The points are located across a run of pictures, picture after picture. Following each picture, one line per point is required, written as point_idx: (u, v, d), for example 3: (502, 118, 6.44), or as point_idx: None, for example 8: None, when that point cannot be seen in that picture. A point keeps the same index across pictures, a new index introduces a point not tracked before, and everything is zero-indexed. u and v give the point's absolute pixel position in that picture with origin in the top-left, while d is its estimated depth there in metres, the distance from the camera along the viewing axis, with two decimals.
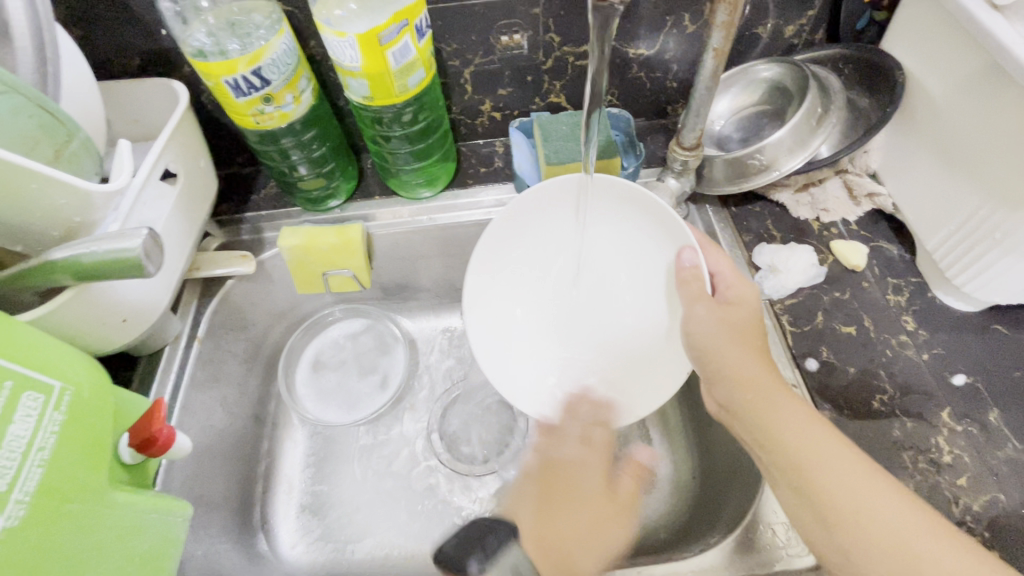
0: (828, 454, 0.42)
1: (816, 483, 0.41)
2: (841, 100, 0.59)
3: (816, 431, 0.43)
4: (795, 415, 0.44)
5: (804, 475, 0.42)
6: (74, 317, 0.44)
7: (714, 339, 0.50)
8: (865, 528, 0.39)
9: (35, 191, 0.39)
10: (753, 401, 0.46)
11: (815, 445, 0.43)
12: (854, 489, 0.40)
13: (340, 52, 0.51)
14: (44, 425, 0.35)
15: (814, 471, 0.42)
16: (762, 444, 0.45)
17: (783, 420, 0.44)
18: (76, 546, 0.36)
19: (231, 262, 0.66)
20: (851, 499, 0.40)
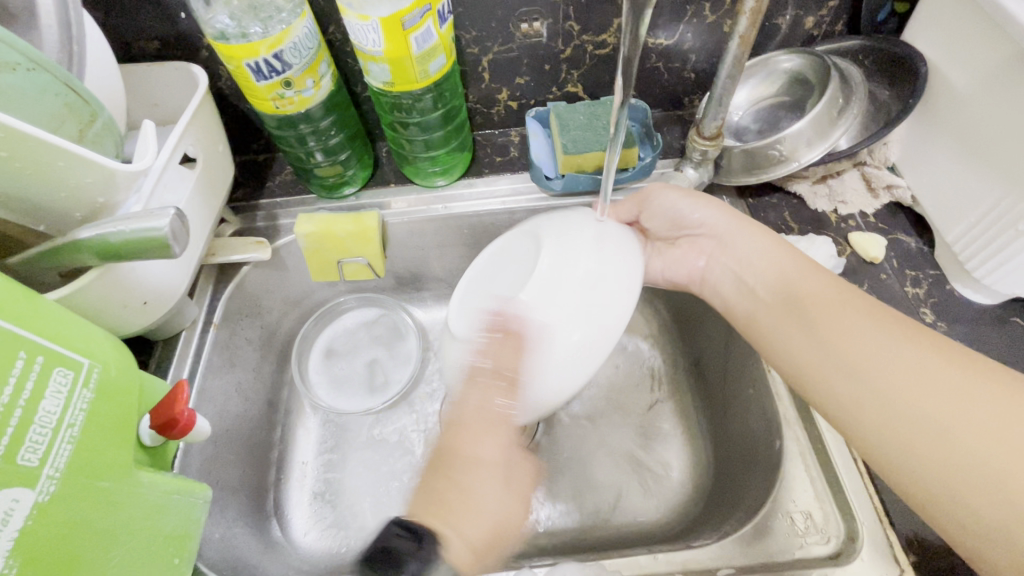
0: (881, 340, 0.42)
1: (870, 373, 0.41)
2: (863, 91, 0.58)
3: (864, 326, 0.44)
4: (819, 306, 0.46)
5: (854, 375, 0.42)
6: (98, 297, 0.44)
7: (779, 260, 0.51)
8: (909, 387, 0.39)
9: (61, 169, 0.39)
10: (813, 315, 0.46)
11: (875, 336, 0.43)
12: (935, 380, 0.39)
13: (363, 36, 0.51)
14: (73, 401, 0.35)
15: (878, 363, 0.41)
16: (816, 354, 0.45)
17: (836, 318, 0.45)
18: (104, 522, 0.36)
19: (247, 248, 0.65)
20: (905, 380, 0.40)
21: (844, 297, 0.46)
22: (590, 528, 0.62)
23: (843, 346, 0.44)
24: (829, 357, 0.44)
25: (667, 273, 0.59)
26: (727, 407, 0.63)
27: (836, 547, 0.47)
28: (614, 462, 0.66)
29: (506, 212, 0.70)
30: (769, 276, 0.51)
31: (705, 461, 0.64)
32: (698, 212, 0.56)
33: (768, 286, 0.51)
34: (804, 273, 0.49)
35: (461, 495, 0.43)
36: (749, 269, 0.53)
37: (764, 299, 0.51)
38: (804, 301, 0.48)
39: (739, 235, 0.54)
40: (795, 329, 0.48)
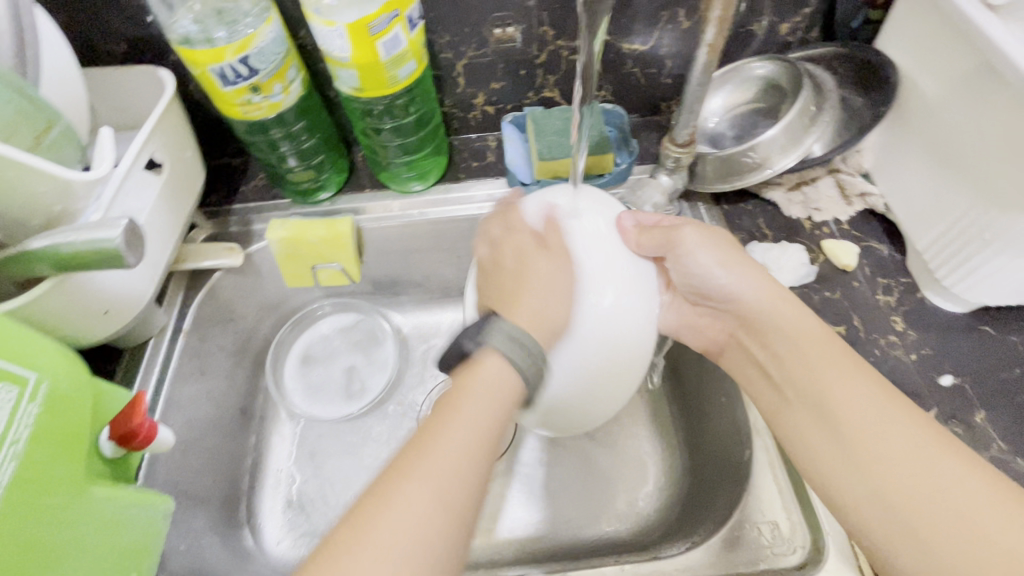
0: (918, 455, 0.38)
1: (891, 487, 0.38)
2: (835, 98, 0.59)
3: (857, 385, 0.42)
4: (821, 360, 0.45)
5: (834, 426, 0.42)
6: (55, 307, 0.44)
7: (811, 347, 0.46)
8: (874, 450, 0.39)
9: (13, 178, 0.38)
10: (810, 368, 0.46)
11: (907, 448, 0.38)
12: (907, 453, 0.38)
13: (330, 42, 0.50)
14: (18, 417, 0.34)
15: (908, 479, 0.37)
16: (808, 402, 0.45)
17: (865, 422, 0.41)
18: (53, 539, 0.35)
19: (218, 255, 0.65)
20: (881, 444, 0.39)
21: (882, 398, 0.41)
22: (564, 536, 0.62)
23: (869, 453, 0.40)
24: (838, 439, 0.42)
25: (686, 339, 0.59)
26: (702, 415, 0.62)
27: (802, 557, 0.47)
28: (590, 468, 0.66)
29: (482, 218, 0.70)
30: (798, 362, 0.47)
31: (680, 468, 0.64)
32: (727, 282, 0.52)
33: (794, 376, 0.47)
34: (839, 364, 0.44)
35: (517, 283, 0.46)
36: (780, 354, 0.48)
37: (791, 385, 0.47)
38: (833, 397, 0.43)
39: (775, 313, 0.50)
40: (823, 426, 0.43)
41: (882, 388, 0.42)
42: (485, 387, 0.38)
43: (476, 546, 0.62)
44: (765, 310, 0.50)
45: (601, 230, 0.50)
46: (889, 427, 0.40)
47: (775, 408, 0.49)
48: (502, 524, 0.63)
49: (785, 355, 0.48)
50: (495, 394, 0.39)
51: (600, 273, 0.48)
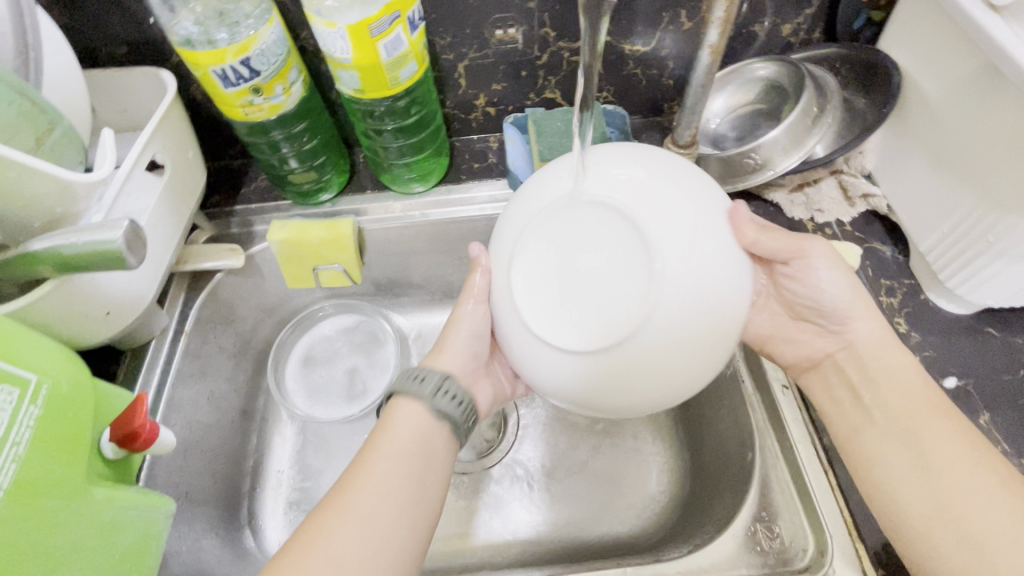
0: (998, 497, 0.38)
1: (968, 521, 0.38)
2: (837, 99, 0.58)
3: (952, 428, 0.42)
4: (914, 399, 0.44)
5: (922, 462, 0.41)
6: (55, 309, 0.44)
7: (898, 380, 0.45)
8: (963, 490, 0.39)
9: (14, 180, 0.38)
10: (901, 405, 0.44)
11: (989, 489, 0.39)
12: (996, 501, 0.38)
13: (331, 43, 0.50)
14: (18, 419, 0.34)
15: (988, 517, 0.38)
16: (896, 435, 0.43)
17: (954, 460, 0.40)
18: (51, 541, 0.35)
19: (220, 255, 0.65)
20: (966, 487, 0.39)
21: (969, 441, 0.41)
22: (566, 539, 0.62)
23: (952, 487, 0.40)
24: (922, 473, 0.41)
25: (779, 351, 0.54)
26: (704, 418, 0.62)
27: (806, 561, 0.46)
28: (592, 470, 0.66)
29: (484, 219, 0.70)
30: (880, 389, 0.46)
31: (683, 471, 0.64)
32: (838, 305, 0.48)
33: (876, 403, 0.46)
34: (926, 400, 0.44)
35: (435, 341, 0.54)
36: (870, 379, 0.47)
37: (871, 411, 0.46)
38: (923, 429, 0.42)
39: (867, 340, 0.48)
40: (904, 452, 0.43)
41: (965, 429, 0.42)
42: (406, 424, 0.46)
43: (478, 548, 0.62)
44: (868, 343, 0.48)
45: (628, 182, 0.41)
46: (980, 473, 0.39)
47: (854, 428, 0.47)
48: (504, 526, 0.63)
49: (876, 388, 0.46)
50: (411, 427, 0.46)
51: (664, 235, 0.39)
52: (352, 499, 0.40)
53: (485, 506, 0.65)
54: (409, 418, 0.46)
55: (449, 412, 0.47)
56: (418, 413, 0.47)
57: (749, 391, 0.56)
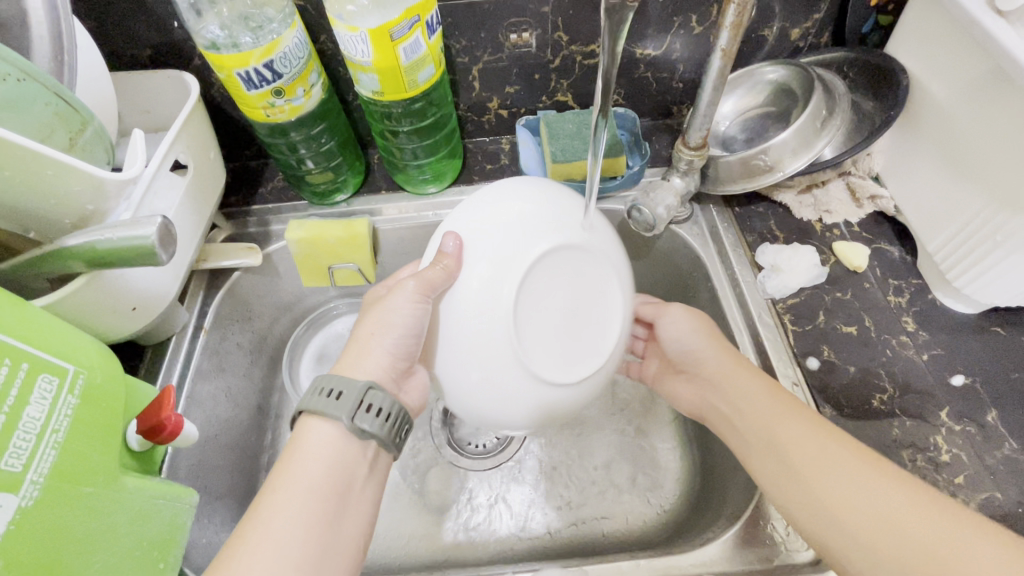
0: (852, 469, 0.41)
1: (841, 509, 0.40)
2: (846, 102, 0.59)
3: (793, 426, 0.45)
4: (758, 406, 0.48)
5: (783, 468, 0.44)
6: (87, 303, 0.45)
7: (746, 385, 0.49)
8: (815, 478, 0.42)
9: (51, 177, 0.39)
10: (750, 414, 0.48)
11: (847, 462, 0.42)
12: (849, 484, 0.41)
13: (352, 46, 0.51)
14: (58, 407, 0.36)
15: (852, 495, 0.40)
16: (772, 455, 0.45)
17: (808, 457, 0.43)
18: (86, 527, 0.36)
19: (237, 255, 0.65)
20: (822, 479, 0.42)
21: (815, 423, 0.44)
22: (576, 534, 0.63)
23: (819, 478, 0.42)
24: (791, 473, 0.44)
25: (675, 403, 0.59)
26: None
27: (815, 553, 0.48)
28: (602, 467, 0.67)
29: None
30: (738, 398, 0.50)
31: (691, 469, 0.65)
32: (690, 347, 0.55)
33: (741, 414, 0.49)
34: (773, 407, 0.47)
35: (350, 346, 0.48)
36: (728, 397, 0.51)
37: (740, 423, 0.49)
38: (779, 428, 0.45)
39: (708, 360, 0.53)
40: (776, 462, 0.45)
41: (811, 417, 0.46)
42: (313, 454, 0.42)
43: (490, 543, 0.63)
44: (709, 360, 0.53)
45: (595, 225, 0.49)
46: (827, 457, 0.42)
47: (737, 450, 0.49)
48: (515, 523, 0.64)
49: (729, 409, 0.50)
50: (324, 450, 0.42)
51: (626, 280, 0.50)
52: (241, 559, 0.36)
53: (497, 503, 0.65)
54: (316, 447, 0.42)
55: (371, 430, 0.43)
56: (329, 437, 0.43)
57: None
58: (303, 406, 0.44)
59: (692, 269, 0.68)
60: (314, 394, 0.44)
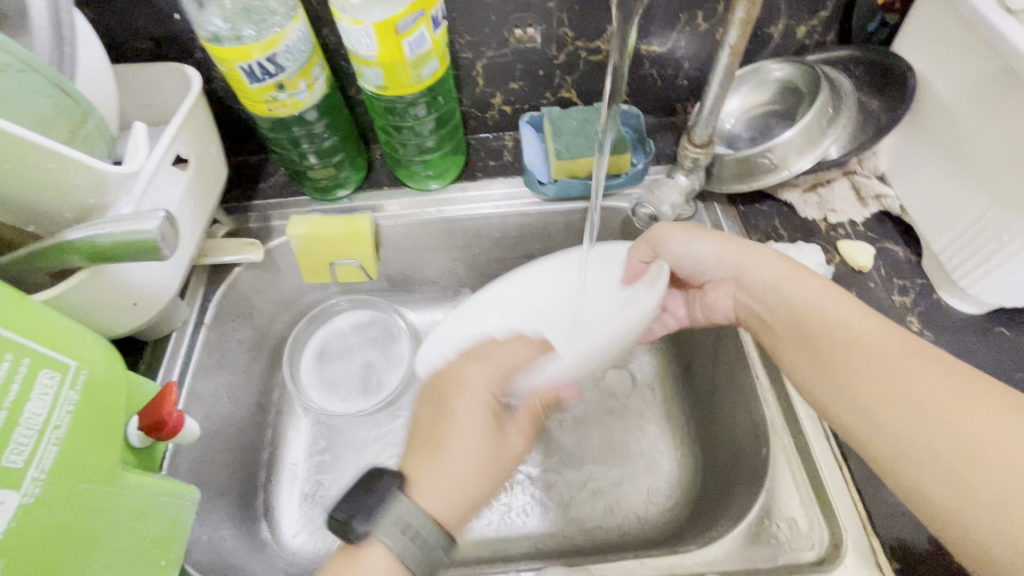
0: (907, 365, 0.40)
1: (881, 403, 0.40)
2: (852, 100, 0.59)
3: (852, 314, 0.45)
4: (795, 293, 0.48)
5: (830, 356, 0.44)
6: (87, 298, 0.44)
7: (795, 286, 0.48)
8: (854, 366, 0.42)
9: (52, 170, 0.39)
10: (787, 304, 0.48)
11: (894, 361, 0.40)
12: (898, 373, 0.40)
13: (356, 40, 0.51)
14: (60, 403, 0.35)
15: (901, 390, 0.39)
16: (805, 345, 0.46)
17: (860, 349, 0.42)
18: (89, 524, 0.36)
19: (239, 250, 0.65)
20: (874, 369, 0.41)
21: (866, 321, 0.44)
22: (578, 533, 0.63)
23: (859, 372, 0.42)
24: (828, 368, 0.44)
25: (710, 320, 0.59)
26: (716, 414, 0.63)
27: (820, 553, 0.47)
28: (605, 465, 0.66)
29: (499, 217, 0.71)
30: (778, 298, 0.49)
31: (694, 467, 0.65)
32: (699, 252, 0.54)
33: (785, 314, 0.49)
34: (818, 295, 0.47)
35: (433, 427, 0.46)
36: (770, 296, 0.50)
37: (779, 325, 0.49)
38: (828, 321, 0.45)
39: (746, 263, 0.52)
40: (812, 355, 0.46)
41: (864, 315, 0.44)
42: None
43: (492, 541, 0.63)
44: (714, 262, 0.54)
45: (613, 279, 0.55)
46: (880, 351, 0.42)
47: (782, 359, 0.49)
48: (517, 520, 0.64)
49: (762, 300, 0.51)
50: None
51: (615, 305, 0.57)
52: None
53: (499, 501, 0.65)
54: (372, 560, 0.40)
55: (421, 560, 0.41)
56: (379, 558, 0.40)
57: (763, 387, 0.56)
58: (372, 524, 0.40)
59: None
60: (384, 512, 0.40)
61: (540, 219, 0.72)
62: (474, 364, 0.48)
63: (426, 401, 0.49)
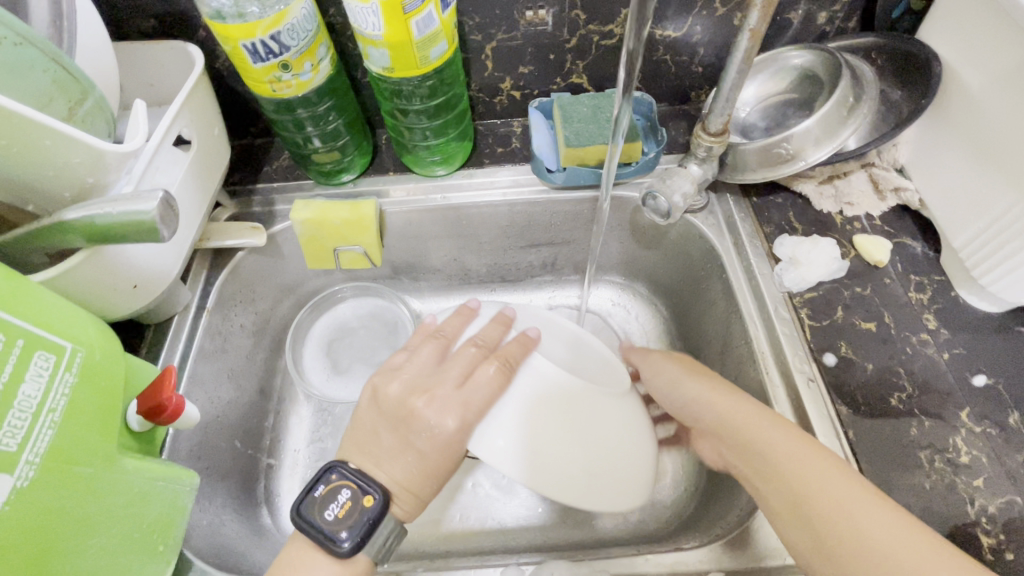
0: (875, 527, 0.39)
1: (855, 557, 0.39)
2: (874, 89, 0.57)
3: (789, 439, 0.45)
4: (736, 411, 0.49)
5: (783, 486, 0.43)
6: (86, 279, 0.44)
7: (722, 404, 0.49)
8: (823, 503, 0.41)
9: (49, 147, 0.38)
10: (738, 425, 0.48)
11: (848, 498, 0.40)
12: (859, 521, 0.39)
13: (362, 19, 0.49)
14: (55, 385, 0.34)
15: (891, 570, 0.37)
16: (756, 469, 0.46)
17: (811, 479, 0.42)
18: (85, 509, 0.35)
19: (242, 234, 0.64)
20: (830, 500, 0.41)
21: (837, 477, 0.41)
22: (576, 527, 0.62)
23: (847, 530, 0.40)
24: (794, 501, 0.43)
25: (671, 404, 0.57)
26: None
27: None
28: None
29: (505, 205, 0.70)
30: (758, 456, 0.46)
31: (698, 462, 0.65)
32: (684, 389, 0.53)
33: (763, 466, 0.45)
34: (775, 425, 0.46)
35: (399, 449, 0.48)
36: (745, 450, 0.47)
37: (754, 473, 0.46)
38: (763, 447, 0.46)
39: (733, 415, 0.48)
40: (767, 483, 0.45)
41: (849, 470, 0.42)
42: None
43: (492, 532, 0.63)
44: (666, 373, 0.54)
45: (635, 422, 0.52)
46: (831, 479, 0.42)
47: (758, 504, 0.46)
48: (519, 511, 0.64)
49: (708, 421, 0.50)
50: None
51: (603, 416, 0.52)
52: None
53: (499, 492, 0.65)
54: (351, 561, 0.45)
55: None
56: (355, 557, 0.46)
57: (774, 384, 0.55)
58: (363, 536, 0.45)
59: (706, 260, 0.66)
60: (375, 530, 0.46)
61: (548, 207, 0.71)
62: (439, 418, 0.46)
63: (373, 413, 0.50)
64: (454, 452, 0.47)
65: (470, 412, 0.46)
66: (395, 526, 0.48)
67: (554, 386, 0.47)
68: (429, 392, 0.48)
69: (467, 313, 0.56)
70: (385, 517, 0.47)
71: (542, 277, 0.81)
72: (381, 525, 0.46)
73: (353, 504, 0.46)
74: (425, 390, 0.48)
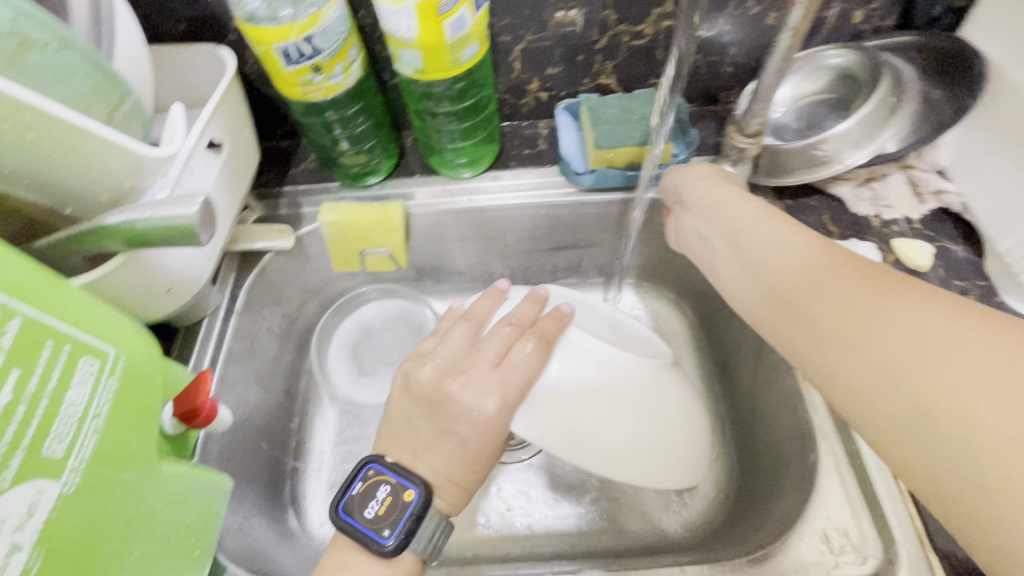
0: (923, 325, 0.32)
1: (886, 349, 0.33)
2: (916, 90, 0.56)
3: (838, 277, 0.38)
4: (776, 236, 0.44)
5: (835, 327, 0.36)
6: (123, 283, 0.44)
7: (751, 225, 0.47)
8: (862, 334, 0.34)
9: (90, 152, 0.38)
10: (753, 243, 0.45)
11: (887, 321, 0.34)
12: (879, 314, 0.34)
13: (396, 21, 0.49)
14: (98, 391, 0.34)
15: (945, 358, 0.30)
16: (802, 286, 0.40)
17: (873, 320, 0.34)
18: (127, 514, 0.35)
19: (269, 237, 0.64)
20: (878, 328, 0.34)
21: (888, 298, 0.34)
22: (604, 533, 0.62)
23: (856, 338, 0.35)
24: (848, 344, 0.35)
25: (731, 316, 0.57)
26: (755, 416, 0.61)
27: (873, 568, 0.44)
28: None
29: (532, 207, 0.69)
30: (767, 271, 0.43)
31: (729, 469, 0.63)
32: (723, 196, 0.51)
33: (769, 286, 0.42)
34: (817, 262, 0.40)
35: (437, 440, 0.46)
36: (795, 305, 0.40)
37: (780, 315, 0.41)
38: (801, 293, 0.39)
39: (769, 245, 0.44)
40: (819, 289, 0.38)
41: (907, 296, 0.34)
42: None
43: (520, 538, 0.62)
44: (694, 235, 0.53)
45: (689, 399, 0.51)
46: (892, 317, 0.34)
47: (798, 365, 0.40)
48: (546, 516, 0.63)
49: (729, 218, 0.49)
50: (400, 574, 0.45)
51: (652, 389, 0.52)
52: None
53: (526, 497, 0.65)
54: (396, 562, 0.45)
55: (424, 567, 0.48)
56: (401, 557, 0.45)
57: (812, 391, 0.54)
58: (406, 532, 0.44)
59: None
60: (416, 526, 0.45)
61: (574, 210, 0.70)
62: (476, 401, 0.45)
63: (405, 402, 0.49)
64: (494, 436, 0.45)
65: (509, 393, 0.45)
66: (440, 520, 0.46)
67: (590, 359, 0.47)
68: (464, 374, 0.46)
69: (497, 295, 0.56)
70: (429, 512, 0.46)
71: (566, 279, 0.80)
72: (424, 520, 0.45)
73: (392, 500, 0.46)
74: (459, 373, 0.47)
